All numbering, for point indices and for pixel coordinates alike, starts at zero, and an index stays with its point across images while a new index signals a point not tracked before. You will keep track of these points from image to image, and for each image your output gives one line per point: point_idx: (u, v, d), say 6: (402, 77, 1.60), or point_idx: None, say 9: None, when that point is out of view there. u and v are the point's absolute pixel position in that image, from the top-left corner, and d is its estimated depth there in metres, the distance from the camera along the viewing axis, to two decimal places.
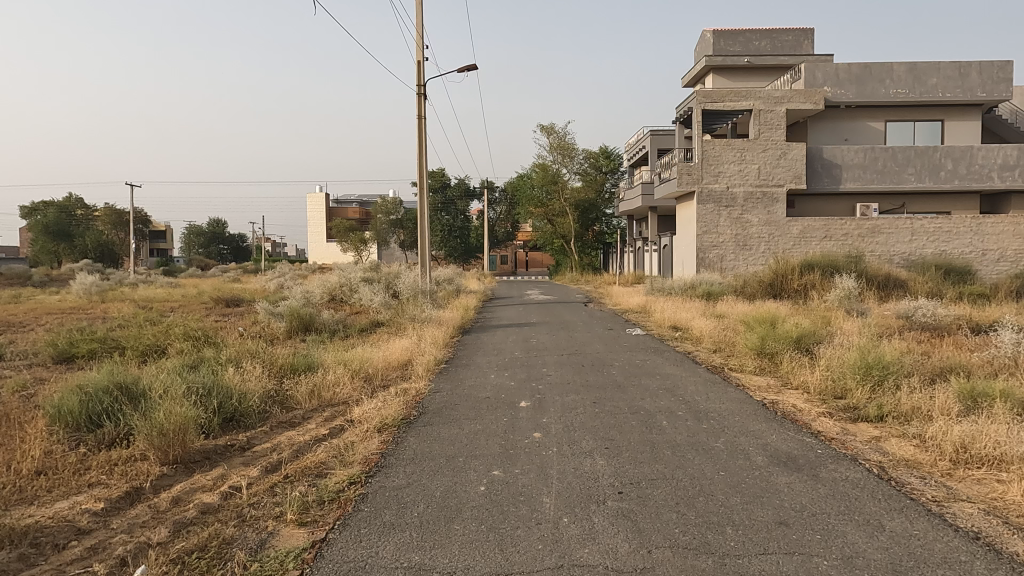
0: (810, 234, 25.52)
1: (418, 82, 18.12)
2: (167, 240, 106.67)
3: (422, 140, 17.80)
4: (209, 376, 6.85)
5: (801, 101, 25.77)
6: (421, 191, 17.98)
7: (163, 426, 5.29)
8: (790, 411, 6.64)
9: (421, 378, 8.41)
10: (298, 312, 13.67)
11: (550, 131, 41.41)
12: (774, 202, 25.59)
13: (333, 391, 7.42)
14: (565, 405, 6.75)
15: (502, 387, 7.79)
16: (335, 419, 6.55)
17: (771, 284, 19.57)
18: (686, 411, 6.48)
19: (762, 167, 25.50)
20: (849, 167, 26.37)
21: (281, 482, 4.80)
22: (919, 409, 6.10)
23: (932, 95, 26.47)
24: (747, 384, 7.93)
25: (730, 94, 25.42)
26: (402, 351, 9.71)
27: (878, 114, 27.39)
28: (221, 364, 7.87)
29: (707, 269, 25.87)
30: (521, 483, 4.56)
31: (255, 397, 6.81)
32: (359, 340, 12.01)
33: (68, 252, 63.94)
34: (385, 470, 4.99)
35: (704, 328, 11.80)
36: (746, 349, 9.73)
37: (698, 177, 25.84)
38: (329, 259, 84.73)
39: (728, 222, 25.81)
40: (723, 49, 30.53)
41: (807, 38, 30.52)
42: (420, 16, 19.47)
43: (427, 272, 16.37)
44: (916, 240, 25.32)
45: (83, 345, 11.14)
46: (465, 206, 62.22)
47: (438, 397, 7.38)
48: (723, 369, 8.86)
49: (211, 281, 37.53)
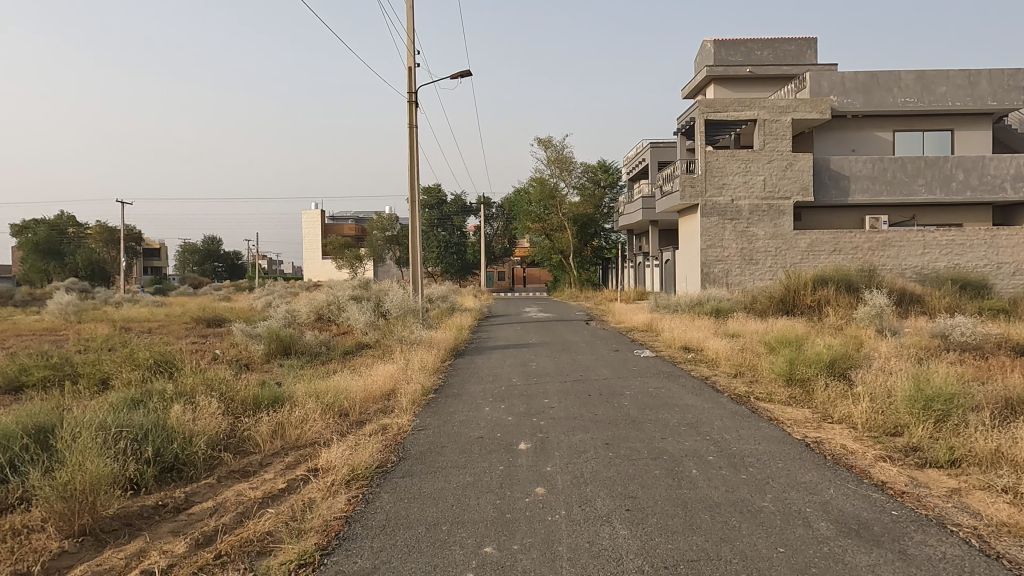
0: (819, 248, 24.57)
1: (408, 90, 17.19)
2: (160, 258, 105.38)
3: (413, 152, 16.85)
4: (148, 416, 5.74)
5: (807, 111, 24.98)
6: (412, 206, 16.97)
7: (67, 485, 4.15)
8: (840, 453, 5.59)
9: (405, 413, 7.31)
10: (277, 333, 12.76)
11: (547, 144, 40.51)
12: (781, 214, 24.69)
13: (300, 430, 6.32)
14: (573, 448, 5.67)
15: (497, 424, 6.69)
16: (297, 467, 5.47)
17: (783, 300, 18.51)
18: (718, 456, 5.40)
19: (768, 179, 24.64)
20: (856, 179, 25.53)
21: (211, 564, 3.70)
22: (1002, 453, 5.04)
23: (941, 103, 25.67)
24: (781, 418, 6.87)
25: (733, 103, 24.65)
26: (384, 380, 8.65)
27: (886, 123, 26.55)
28: (171, 397, 6.74)
29: (712, 284, 24.85)
30: (521, 567, 3.47)
31: (203, 440, 5.68)
32: (339, 366, 10.96)
33: (57, 271, 62.72)
34: (346, 544, 3.90)
35: (720, 349, 10.77)
36: (771, 375, 8.68)
37: (702, 189, 24.91)
38: (324, 276, 83.57)
39: (733, 236, 24.88)
40: (724, 59, 29.75)
41: (810, 48, 29.82)
42: (411, 22, 18.64)
43: (418, 289, 15.28)
44: (928, 254, 24.41)
45: (34, 373, 10.09)
46: (461, 222, 61.17)
47: (423, 437, 6.29)
48: (749, 398, 7.80)
49: (200, 300, 36.33)
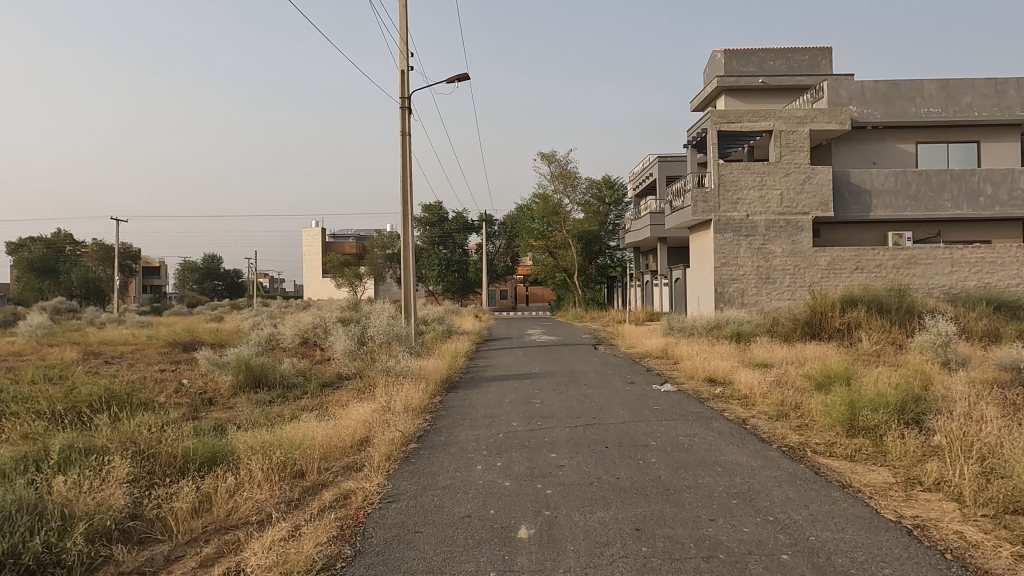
0: (840, 266, 23.09)
1: (400, 95, 15.86)
2: (160, 277, 104.35)
3: (406, 163, 15.47)
4: (14, 491, 4.22)
5: (825, 121, 23.64)
6: (404, 221, 15.54)
7: None
8: (958, 547, 4.05)
9: (377, 473, 5.81)
10: (247, 362, 11.32)
11: (550, 159, 39.19)
12: (800, 231, 23.24)
13: (234, 504, 4.83)
14: (593, 539, 4.15)
15: (491, 492, 5.17)
16: (212, 567, 3.95)
17: (808, 322, 17.01)
18: (795, 555, 3.87)
19: (785, 193, 23.25)
20: (878, 193, 24.13)
21: None
22: None
23: (967, 114, 24.33)
24: (855, 484, 5.34)
25: (747, 114, 23.34)
26: (358, 427, 7.14)
27: (908, 135, 25.17)
28: (71, 456, 5.23)
29: (727, 305, 23.38)
30: None
31: (88, 526, 4.15)
32: (311, 403, 9.47)
33: (52, 289, 61.72)
34: None
35: (754, 384, 9.27)
36: (826, 422, 7.16)
37: (715, 205, 23.51)
38: (324, 295, 82.27)
39: (748, 253, 23.43)
40: (735, 70, 28.50)
41: (825, 58, 28.60)
42: (404, 24, 17.39)
43: (410, 314, 13.87)
44: (957, 272, 22.90)
45: None
46: (463, 239, 59.92)
47: (394, 513, 4.79)
48: (805, 454, 6.28)
49: (190, 320, 34.90)
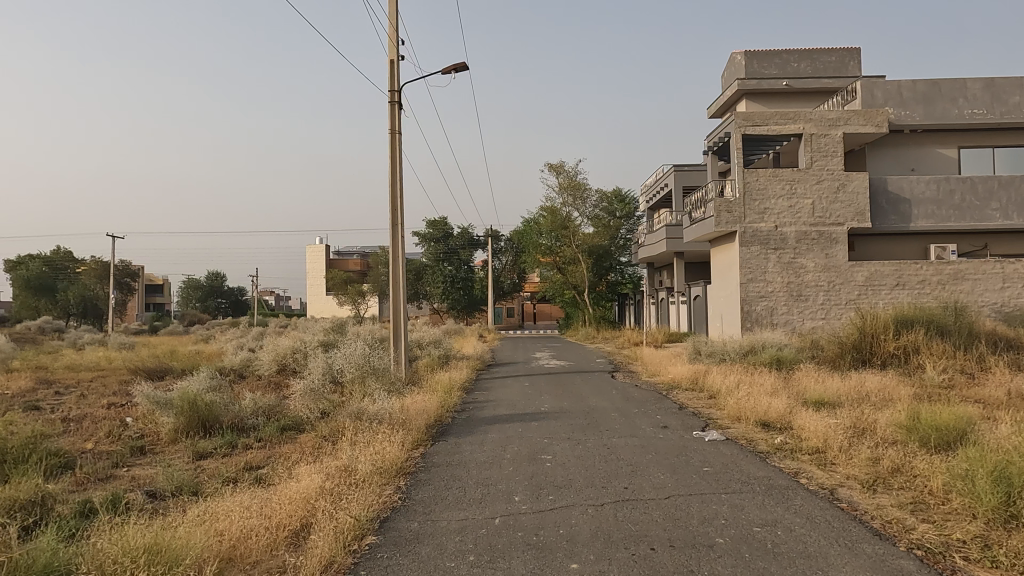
0: (879, 281, 20.96)
1: (389, 87, 13.94)
2: (163, 295, 102.93)
3: (395, 165, 13.51)
4: None
5: (860, 124, 21.50)
6: (393, 231, 13.54)
7: None
8: None
9: None
10: (194, 400, 9.26)
11: (559, 169, 37.25)
12: (834, 243, 21.12)
13: None
14: None
15: None
16: None
17: (856, 345, 14.83)
18: None
19: (817, 202, 21.15)
20: (919, 202, 21.99)
21: None
22: None
23: (1014, 115, 22.26)
24: None
25: (774, 116, 21.34)
26: (296, 509, 5.04)
27: (949, 139, 23.07)
28: None
29: (755, 324, 21.25)
30: None
31: None
32: (259, 458, 7.37)
33: (48, 308, 60.20)
34: None
35: (830, 435, 7.13)
36: (961, 503, 5.02)
37: (740, 215, 21.44)
38: (327, 313, 80.47)
39: (778, 268, 21.30)
40: (756, 72, 26.57)
41: (853, 59, 26.63)
42: (394, 12, 15.53)
43: (397, 340, 11.84)
44: (1010, 288, 20.67)
45: None
46: (469, 255, 58.03)
47: None
48: (956, 565, 4.13)
49: (178, 340, 32.98)
